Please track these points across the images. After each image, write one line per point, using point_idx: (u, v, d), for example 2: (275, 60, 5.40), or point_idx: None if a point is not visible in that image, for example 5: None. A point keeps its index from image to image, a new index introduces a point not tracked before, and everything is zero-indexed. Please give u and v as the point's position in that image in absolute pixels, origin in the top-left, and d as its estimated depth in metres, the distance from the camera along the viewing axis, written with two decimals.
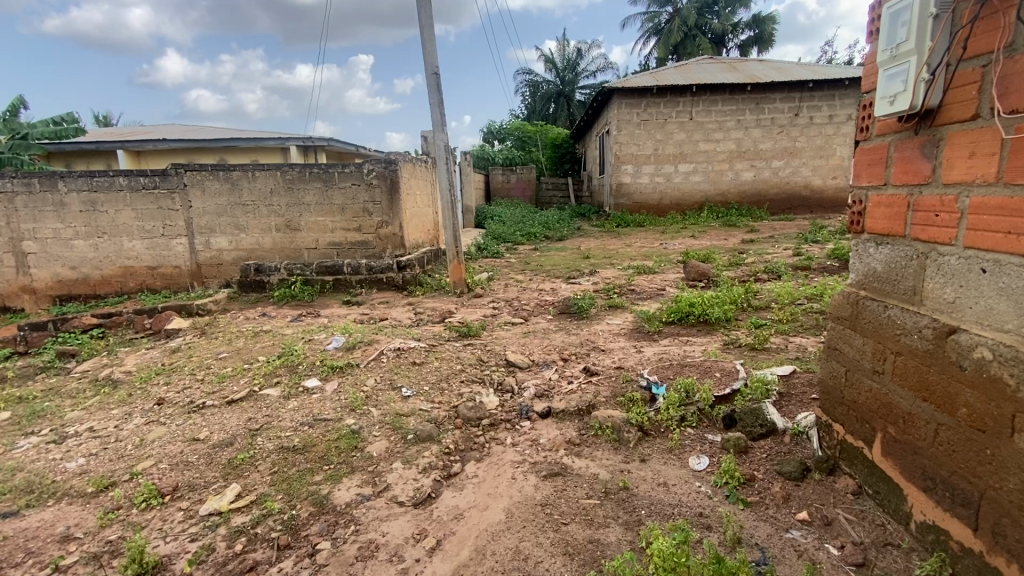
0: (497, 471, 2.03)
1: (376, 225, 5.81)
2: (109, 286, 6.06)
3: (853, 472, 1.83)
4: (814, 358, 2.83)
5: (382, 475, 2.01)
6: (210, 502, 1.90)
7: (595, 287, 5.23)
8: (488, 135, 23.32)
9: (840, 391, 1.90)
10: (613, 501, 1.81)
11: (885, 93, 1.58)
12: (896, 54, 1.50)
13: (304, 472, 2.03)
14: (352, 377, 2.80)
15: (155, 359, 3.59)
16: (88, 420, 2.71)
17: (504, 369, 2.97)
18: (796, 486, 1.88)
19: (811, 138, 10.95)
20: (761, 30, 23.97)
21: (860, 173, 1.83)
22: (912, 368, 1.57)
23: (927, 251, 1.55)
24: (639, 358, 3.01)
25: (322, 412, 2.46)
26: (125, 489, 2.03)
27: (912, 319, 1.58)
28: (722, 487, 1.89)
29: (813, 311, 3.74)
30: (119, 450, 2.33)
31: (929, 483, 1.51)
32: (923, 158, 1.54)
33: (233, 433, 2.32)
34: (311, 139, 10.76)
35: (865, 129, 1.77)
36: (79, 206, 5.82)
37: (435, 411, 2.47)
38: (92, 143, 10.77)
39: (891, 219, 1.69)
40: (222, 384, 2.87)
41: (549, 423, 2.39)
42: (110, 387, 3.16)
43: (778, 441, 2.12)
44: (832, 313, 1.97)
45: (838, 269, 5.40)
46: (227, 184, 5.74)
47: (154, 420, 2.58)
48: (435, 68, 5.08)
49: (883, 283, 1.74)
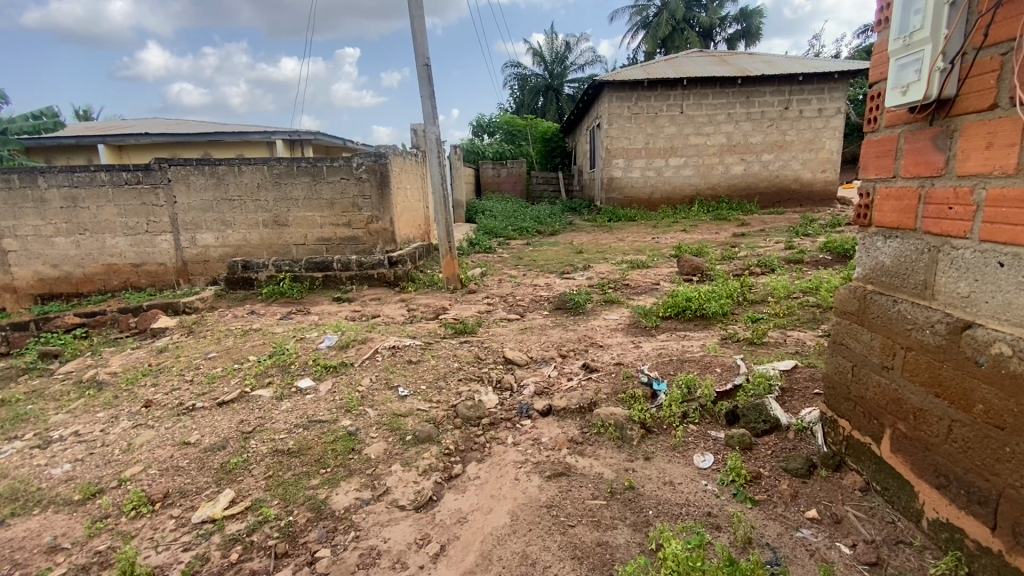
0: (500, 471, 1.98)
1: (366, 220, 5.71)
2: (92, 285, 5.89)
3: (861, 468, 1.82)
4: (814, 352, 2.82)
5: (381, 477, 1.95)
6: (202, 509, 1.82)
7: (590, 283, 5.18)
8: (477, 129, 23.16)
9: (846, 387, 1.88)
10: (620, 502, 1.77)
11: (896, 83, 1.54)
12: (909, 43, 1.46)
13: (300, 476, 1.96)
14: (346, 377, 2.73)
15: (142, 359, 3.49)
16: (73, 423, 2.61)
17: (501, 367, 2.92)
18: (803, 483, 1.85)
19: (801, 132, 10.98)
20: (748, 24, 24.05)
21: (867, 166, 1.80)
22: (923, 363, 1.55)
23: (940, 244, 1.52)
24: (639, 354, 2.98)
25: (317, 413, 2.39)
26: (114, 496, 1.95)
27: (923, 314, 1.56)
28: (729, 485, 1.86)
29: (809, 304, 3.72)
30: (106, 455, 2.24)
31: (942, 480, 1.49)
32: (935, 149, 1.51)
33: (225, 437, 2.24)
34: (297, 133, 10.58)
35: (873, 120, 1.74)
36: (59, 203, 5.65)
37: (433, 411, 2.41)
38: (71, 138, 10.45)
39: (901, 212, 1.66)
40: (212, 385, 2.78)
41: (550, 421, 2.34)
42: (96, 389, 3.06)
43: (783, 437, 2.09)
44: (837, 308, 1.94)
45: (831, 261, 5.41)
46: (213, 179, 5.60)
47: (142, 423, 2.49)
48: (425, 59, 4.98)
49: (891, 278, 1.71)
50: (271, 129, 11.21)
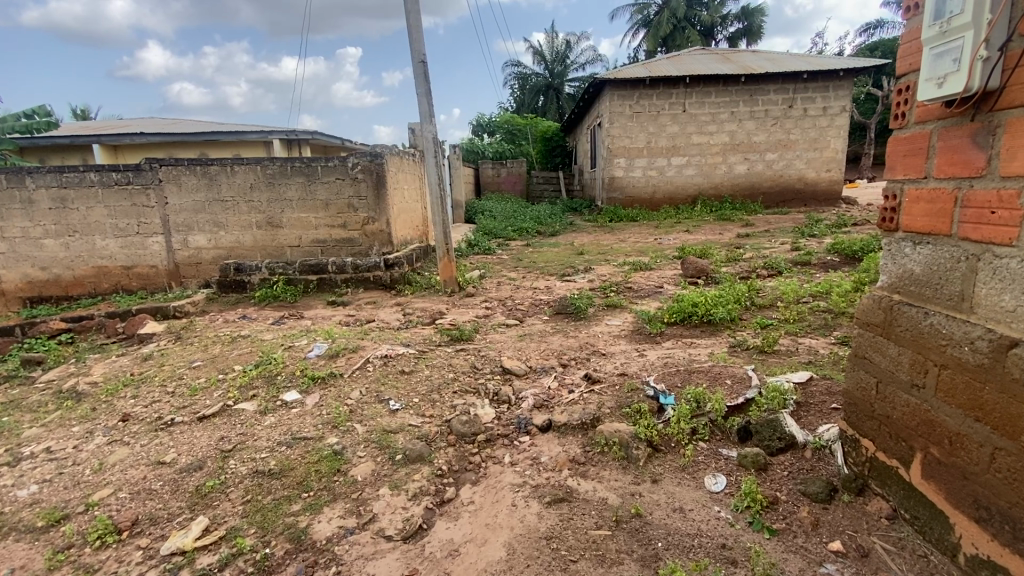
0: (496, 496, 1.84)
1: (361, 221, 5.56)
2: (82, 287, 5.75)
3: (886, 494, 1.67)
4: (829, 362, 2.68)
5: (368, 503, 1.81)
6: (173, 538, 1.68)
7: (592, 286, 5.03)
8: (477, 129, 23.02)
9: (870, 404, 1.73)
10: (626, 532, 1.64)
11: (931, 74, 1.40)
12: (947, 30, 1.33)
13: (280, 501, 1.82)
14: (335, 390, 2.58)
15: (125, 368, 3.34)
16: (46, 438, 2.47)
17: (499, 377, 2.77)
18: (824, 509, 1.72)
19: (805, 131, 10.81)
20: (750, 22, 23.88)
21: (893, 165, 1.65)
22: (961, 383, 1.41)
23: (979, 252, 1.38)
24: (644, 363, 2.83)
25: (301, 429, 2.24)
26: (79, 523, 1.81)
27: (961, 328, 1.42)
28: (744, 512, 1.72)
29: (821, 310, 3.57)
30: (75, 475, 2.09)
31: (983, 513, 1.35)
32: (974, 147, 1.37)
33: (203, 456, 2.10)
34: (295, 133, 10.47)
35: (901, 116, 1.59)
36: (48, 203, 5.51)
37: (425, 427, 2.27)
38: (66, 138, 10.28)
39: (933, 215, 1.51)
40: (194, 398, 2.64)
41: (550, 438, 2.19)
42: (74, 400, 2.91)
43: (799, 456, 1.95)
44: (860, 319, 1.79)
45: (839, 263, 5.26)
46: (205, 179, 5.46)
47: (117, 439, 2.35)
48: (422, 55, 4.84)
49: (922, 287, 1.57)
50: (268, 128, 11.06)
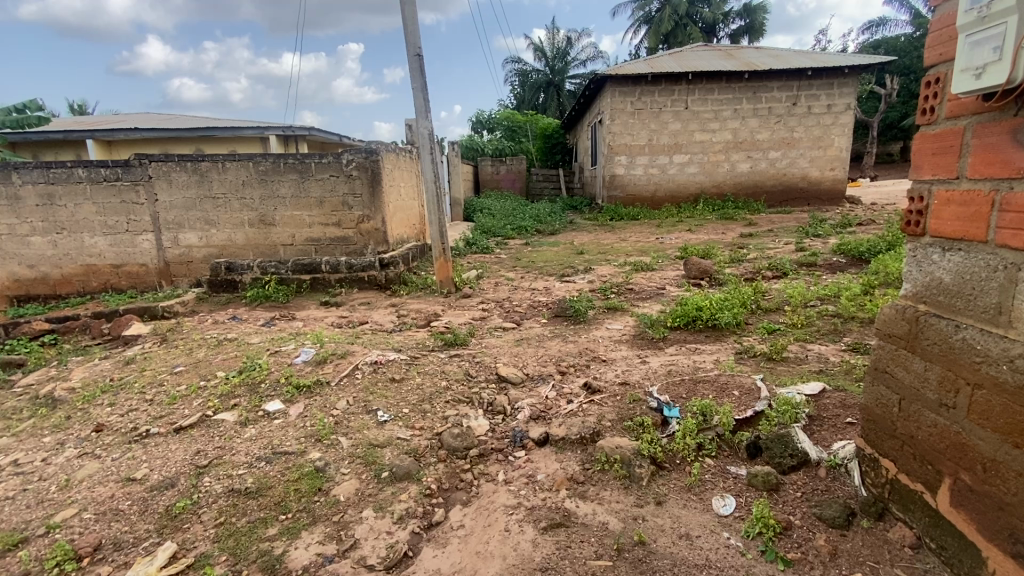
0: (487, 519, 1.71)
1: (356, 219, 5.42)
2: (70, 286, 5.62)
3: (909, 520, 1.54)
4: (841, 371, 2.54)
5: (349, 527, 1.68)
6: (136, 567, 1.55)
7: (591, 287, 4.89)
8: (477, 125, 22.84)
9: (891, 422, 1.60)
10: (628, 563, 1.51)
11: (967, 65, 1.27)
12: (985, 16, 1.20)
13: (255, 524, 1.69)
14: (321, 400, 2.45)
15: (105, 372, 3.20)
16: (15, 450, 2.34)
17: (494, 386, 2.64)
18: (841, 536, 1.59)
19: (810, 129, 10.66)
20: (752, 19, 23.70)
21: (920, 164, 1.52)
22: (997, 406, 1.28)
23: (1019, 261, 1.25)
24: (646, 372, 2.69)
25: (282, 443, 2.12)
26: (37, 548, 1.67)
27: (997, 345, 1.29)
28: (756, 539, 1.59)
29: (829, 314, 3.44)
30: (40, 493, 1.96)
31: (1020, 549, 1.23)
32: (1014, 146, 1.24)
33: (177, 472, 1.97)
34: (291, 129, 10.30)
35: (930, 110, 1.46)
36: (35, 200, 5.37)
37: (414, 441, 2.14)
38: (59, 133, 10.12)
39: (966, 219, 1.38)
40: (172, 407, 2.51)
41: (547, 454, 2.06)
42: (48, 407, 2.78)
43: (813, 475, 1.83)
44: (881, 329, 1.65)
45: (846, 264, 5.13)
46: (195, 176, 5.32)
47: (88, 452, 2.22)
48: (417, 48, 4.68)
49: (952, 298, 1.44)
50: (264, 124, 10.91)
